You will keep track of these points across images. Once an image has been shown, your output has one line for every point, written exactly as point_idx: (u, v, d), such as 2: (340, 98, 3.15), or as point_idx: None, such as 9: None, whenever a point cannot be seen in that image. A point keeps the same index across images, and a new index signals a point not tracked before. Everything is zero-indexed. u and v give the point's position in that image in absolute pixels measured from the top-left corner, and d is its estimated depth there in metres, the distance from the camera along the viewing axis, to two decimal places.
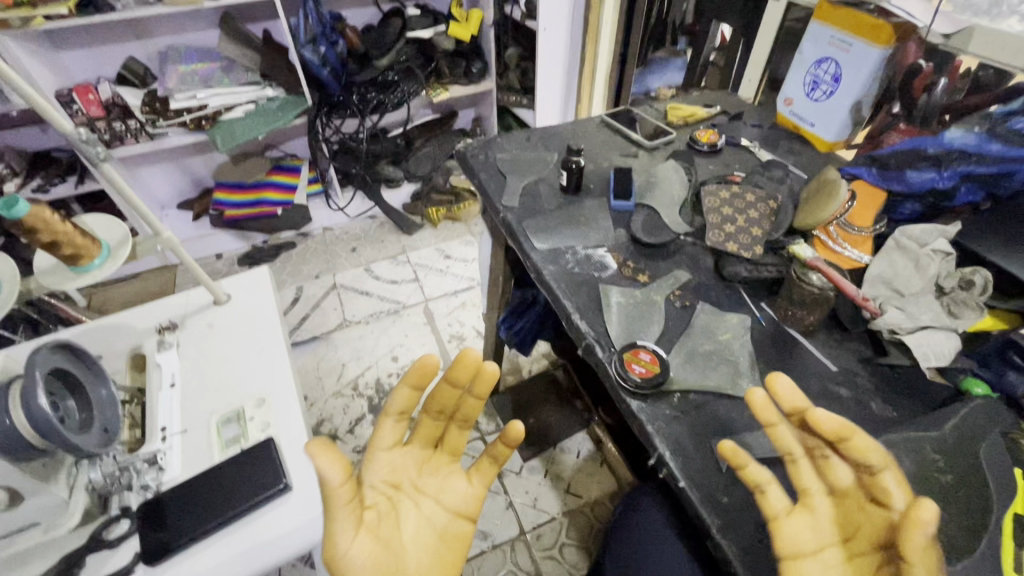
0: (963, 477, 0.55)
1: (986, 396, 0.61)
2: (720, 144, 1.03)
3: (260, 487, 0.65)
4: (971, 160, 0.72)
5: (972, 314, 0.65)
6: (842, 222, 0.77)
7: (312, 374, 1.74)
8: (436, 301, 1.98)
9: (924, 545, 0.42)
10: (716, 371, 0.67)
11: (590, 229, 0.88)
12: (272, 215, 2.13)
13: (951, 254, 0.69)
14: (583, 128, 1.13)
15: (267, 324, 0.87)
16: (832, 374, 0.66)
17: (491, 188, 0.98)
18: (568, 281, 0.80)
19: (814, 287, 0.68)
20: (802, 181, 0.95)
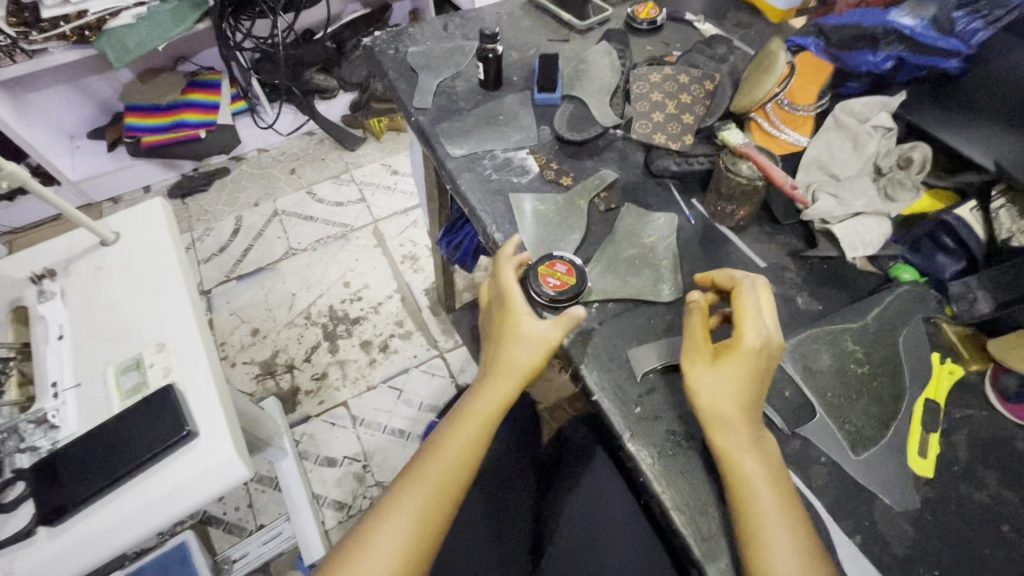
0: (880, 367, 0.54)
1: (914, 282, 0.59)
2: (660, 20, 0.91)
3: (160, 437, 0.61)
4: (909, 45, 0.65)
5: (908, 195, 0.60)
6: (781, 101, 0.68)
7: (262, 306, 1.68)
8: (386, 221, 1.87)
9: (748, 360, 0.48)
10: (639, 277, 0.62)
11: (511, 128, 0.78)
12: (196, 139, 1.92)
13: (892, 129, 0.62)
14: (508, 10, 0.98)
15: (161, 261, 0.78)
16: (759, 271, 0.62)
17: (403, 88, 0.86)
18: (484, 189, 0.72)
19: (742, 178, 0.61)
20: (746, 57, 0.85)
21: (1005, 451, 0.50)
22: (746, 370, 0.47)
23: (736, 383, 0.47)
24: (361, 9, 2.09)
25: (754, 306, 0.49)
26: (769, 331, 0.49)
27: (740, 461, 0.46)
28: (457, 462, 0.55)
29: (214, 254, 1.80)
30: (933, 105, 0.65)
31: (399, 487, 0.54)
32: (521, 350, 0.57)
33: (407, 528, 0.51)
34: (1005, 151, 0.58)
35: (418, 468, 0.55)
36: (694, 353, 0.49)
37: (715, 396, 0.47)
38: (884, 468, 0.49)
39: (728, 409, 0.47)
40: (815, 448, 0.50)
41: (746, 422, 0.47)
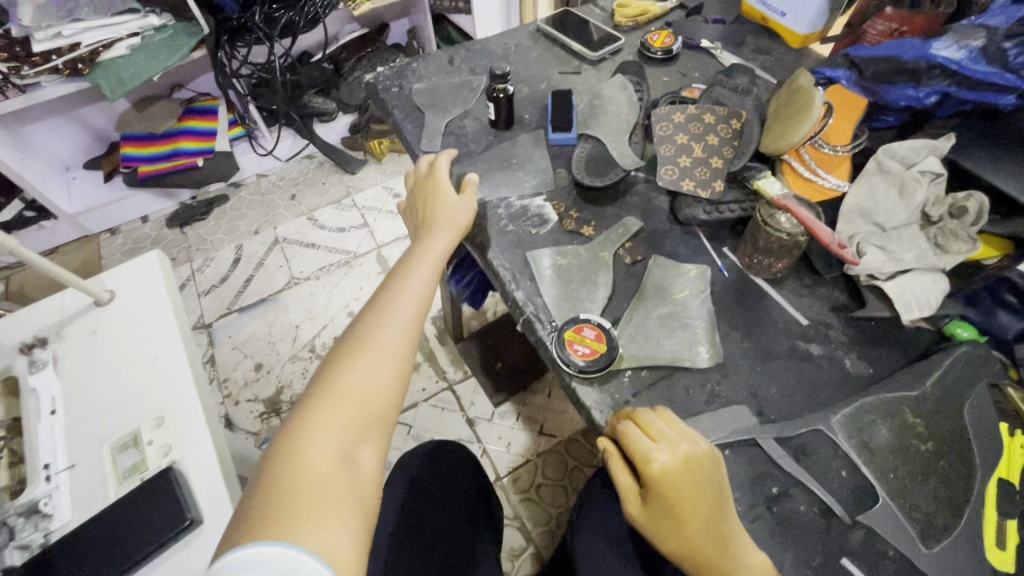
0: (944, 442, 0.49)
1: (973, 340, 0.54)
2: (676, 49, 0.87)
3: (161, 528, 0.57)
4: (953, 79, 0.61)
5: (963, 246, 0.56)
6: (816, 142, 0.65)
7: (265, 339, 1.63)
8: (389, 246, 1.83)
9: (670, 514, 0.44)
10: (672, 339, 0.58)
11: (526, 173, 0.74)
12: (193, 167, 1.87)
13: (941, 175, 0.58)
14: (516, 40, 0.94)
15: (158, 320, 0.74)
16: (801, 328, 0.58)
17: (409, 130, 0.82)
18: (500, 241, 0.68)
19: (783, 233, 0.57)
20: (769, 87, 0.81)
21: None
22: (675, 503, 0.44)
23: (674, 518, 0.44)
24: (359, 29, 2.06)
25: (647, 431, 0.47)
26: (662, 461, 0.44)
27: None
28: (408, 311, 0.57)
29: (214, 285, 1.76)
30: (983, 145, 0.60)
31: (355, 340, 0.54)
32: (440, 213, 0.66)
33: (373, 366, 0.52)
34: None
35: (371, 323, 0.55)
36: (627, 500, 0.46)
37: (662, 525, 0.44)
38: (959, 563, 0.44)
39: (694, 549, 0.44)
40: (881, 540, 0.46)
41: (717, 549, 0.43)
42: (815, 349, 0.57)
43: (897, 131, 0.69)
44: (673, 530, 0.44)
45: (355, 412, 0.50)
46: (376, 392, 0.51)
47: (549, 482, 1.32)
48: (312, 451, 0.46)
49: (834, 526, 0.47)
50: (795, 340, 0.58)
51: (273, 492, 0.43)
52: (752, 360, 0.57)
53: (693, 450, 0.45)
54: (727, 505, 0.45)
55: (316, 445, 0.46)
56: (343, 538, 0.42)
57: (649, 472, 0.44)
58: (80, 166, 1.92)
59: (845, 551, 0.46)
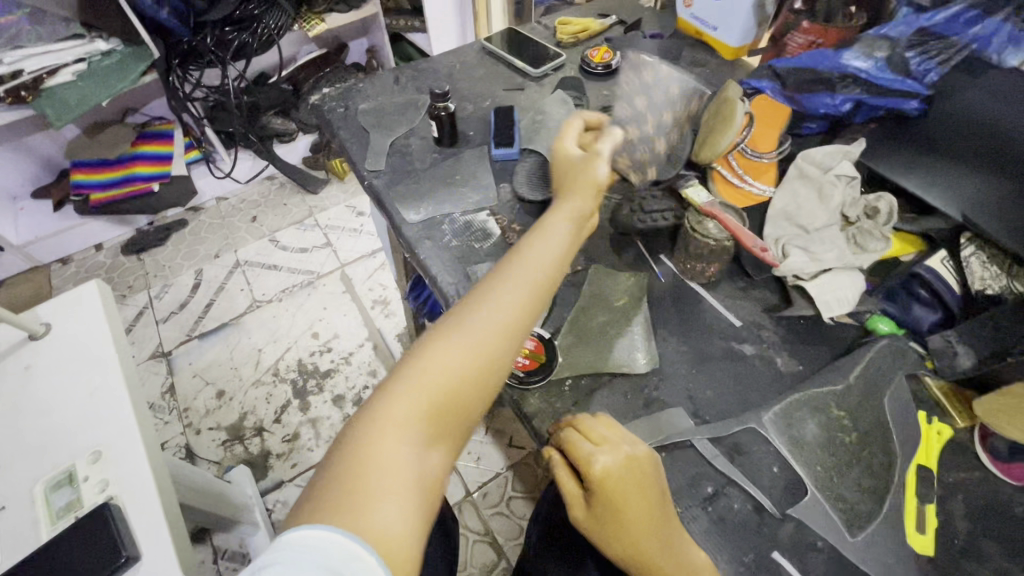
0: (867, 433, 0.51)
1: (891, 333, 0.56)
2: (615, 64, 0.90)
3: (95, 568, 0.55)
4: (864, 87, 0.66)
5: (879, 244, 0.59)
6: (742, 149, 0.68)
7: (227, 365, 1.60)
8: (353, 265, 1.82)
9: (613, 517, 0.44)
10: (611, 347, 0.59)
11: (469, 189, 0.75)
12: (148, 193, 1.83)
13: (855, 178, 0.63)
14: (461, 59, 0.96)
15: (98, 351, 0.72)
16: (735, 330, 0.60)
17: (355, 150, 0.82)
18: (445, 258, 0.68)
19: (711, 239, 0.59)
20: (704, 98, 0.84)
21: (1004, 517, 0.48)
22: (618, 505, 0.43)
23: (615, 519, 0.44)
24: (316, 50, 2.06)
25: (584, 435, 0.46)
26: (605, 464, 0.44)
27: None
28: (522, 286, 0.48)
29: (173, 312, 1.71)
30: (894, 148, 0.64)
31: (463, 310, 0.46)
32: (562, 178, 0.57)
33: (471, 349, 0.44)
34: (972, 199, 0.57)
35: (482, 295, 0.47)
36: (572, 503, 0.46)
37: (607, 525, 0.44)
38: (883, 549, 0.46)
39: (636, 550, 0.43)
40: (810, 531, 0.47)
41: (659, 551, 0.43)
42: (747, 349, 0.59)
43: (823, 136, 0.72)
44: (615, 533, 0.44)
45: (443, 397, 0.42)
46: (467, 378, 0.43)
47: (518, 495, 1.31)
48: (394, 435, 0.40)
49: (767, 522, 0.48)
50: (729, 342, 0.59)
51: (345, 470, 0.38)
52: (688, 364, 0.58)
53: (633, 451, 0.45)
54: (665, 505, 0.45)
55: (398, 427, 0.40)
56: (400, 523, 0.36)
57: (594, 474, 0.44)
58: (28, 196, 1.86)
59: (776, 545, 0.47)
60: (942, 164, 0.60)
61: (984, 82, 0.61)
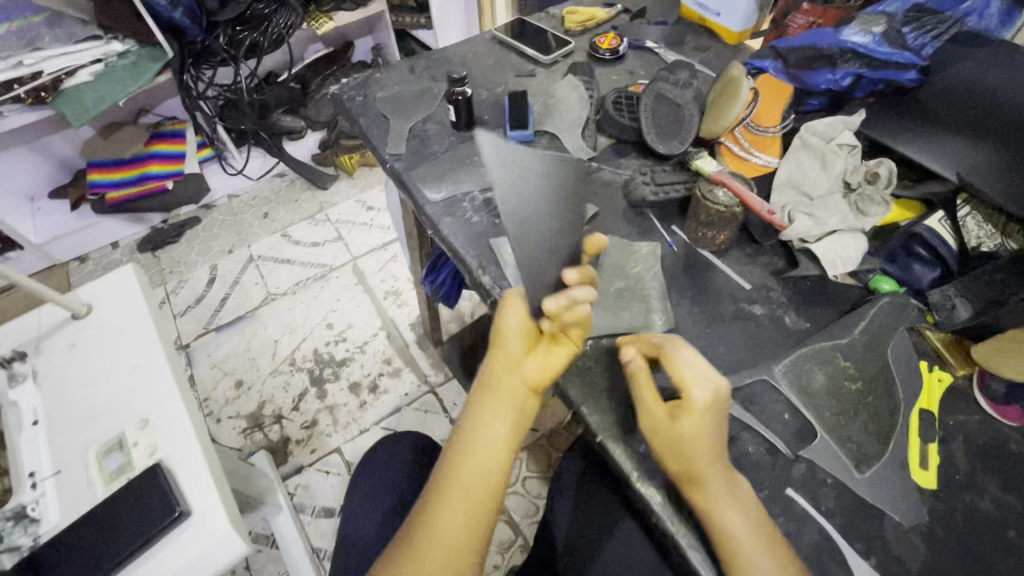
0: (872, 381, 0.55)
1: (893, 291, 0.60)
2: (622, 50, 0.93)
3: (150, 521, 0.59)
4: (862, 61, 0.69)
5: (879, 208, 0.63)
6: (748, 124, 0.72)
7: (244, 356, 1.63)
8: (364, 258, 1.85)
9: (700, 427, 0.47)
10: (629, 310, 0.62)
11: (487, 169, 0.79)
12: (162, 190, 1.88)
13: (856, 147, 0.66)
14: (474, 48, 1.00)
15: (137, 328, 0.75)
16: (745, 293, 0.64)
17: (375, 135, 0.86)
18: (467, 233, 0.72)
19: (720, 206, 0.63)
20: (709, 80, 0.88)
21: (1001, 454, 0.51)
22: (710, 423, 0.47)
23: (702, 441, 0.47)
24: (323, 49, 2.11)
25: (697, 361, 0.50)
26: (717, 385, 0.48)
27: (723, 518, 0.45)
28: (489, 443, 0.53)
29: (190, 306, 1.75)
30: (892, 118, 0.67)
31: (443, 479, 0.53)
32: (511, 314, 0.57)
33: (440, 545, 0.49)
34: (967, 162, 0.61)
35: (456, 461, 0.53)
36: (653, 406, 0.48)
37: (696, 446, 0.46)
38: (888, 484, 0.49)
39: (699, 462, 0.46)
40: (821, 470, 0.51)
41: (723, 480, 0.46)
42: (757, 310, 0.62)
43: (824, 113, 0.75)
44: (690, 441, 0.46)
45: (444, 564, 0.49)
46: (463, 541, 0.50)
47: (532, 474, 1.35)
48: None
49: (780, 462, 0.52)
50: (739, 303, 0.63)
51: None
52: (702, 324, 0.62)
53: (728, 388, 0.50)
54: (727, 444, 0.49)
55: None
56: None
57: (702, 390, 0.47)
58: (45, 196, 1.90)
59: (789, 483, 0.50)
60: (937, 132, 0.64)
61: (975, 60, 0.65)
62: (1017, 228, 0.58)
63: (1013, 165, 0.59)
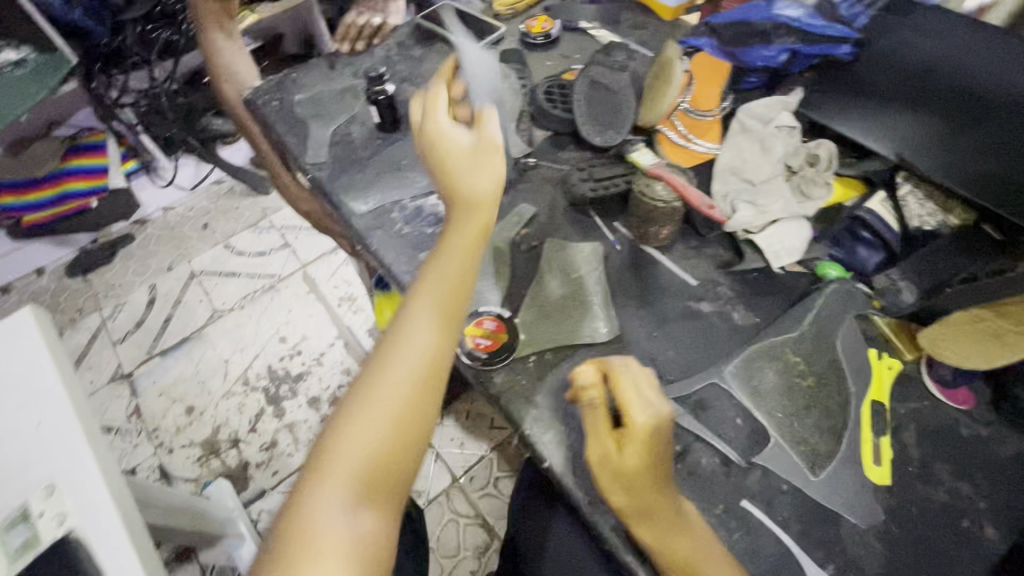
0: (823, 374, 0.53)
1: (840, 278, 0.58)
2: (555, 33, 0.88)
3: None
4: (796, 35, 0.66)
5: (822, 190, 0.61)
6: (685, 107, 0.68)
7: (193, 379, 1.54)
8: (314, 264, 1.76)
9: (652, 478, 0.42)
10: (573, 318, 0.59)
11: (417, 173, 0.73)
12: (87, 209, 1.74)
13: (795, 128, 0.64)
14: (399, 38, 0.92)
15: (37, 372, 0.63)
16: (692, 290, 0.61)
17: (294, 143, 0.79)
18: (397, 246, 0.67)
19: (660, 201, 0.59)
20: (647, 60, 0.84)
21: (952, 440, 0.50)
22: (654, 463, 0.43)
23: (639, 475, 0.42)
24: (252, 43, 1.86)
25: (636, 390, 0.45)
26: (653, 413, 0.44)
27: (676, 551, 0.42)
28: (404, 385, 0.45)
29: (130, 331, 1.63)
30: (830, 93, 0.65)
31: (356, 414, 0.44)
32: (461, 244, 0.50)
33: (393, 395, 0.45)
34: (904, 138, 0.60)
35: (377, 371, 0.45)
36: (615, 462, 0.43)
37: (625, 475, 0.42)
38: (843, 484, 0.48)
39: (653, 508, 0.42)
40: (776, 476, 0.49)
41: (668, 512, 0.42)
42: (705, 307, 0.59)
43: (766, 89, 0.71)
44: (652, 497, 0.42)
45: (349, 551, 0.40)
46: (377, 519, 0.42)
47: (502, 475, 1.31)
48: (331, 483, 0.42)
49: (734, 472, 0.49)
50: (686, 301, 0.60)
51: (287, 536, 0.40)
52: (649, 327, 0.58)
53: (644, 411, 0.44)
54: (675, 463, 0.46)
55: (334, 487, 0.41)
56: None
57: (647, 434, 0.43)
58: None
59: (744, 494, 0.48)
60: (872, 107, 0.62)
61: (924, 23, 0.61)
62: (957, 204, 0.58)
63: (948, 137, 0.57)
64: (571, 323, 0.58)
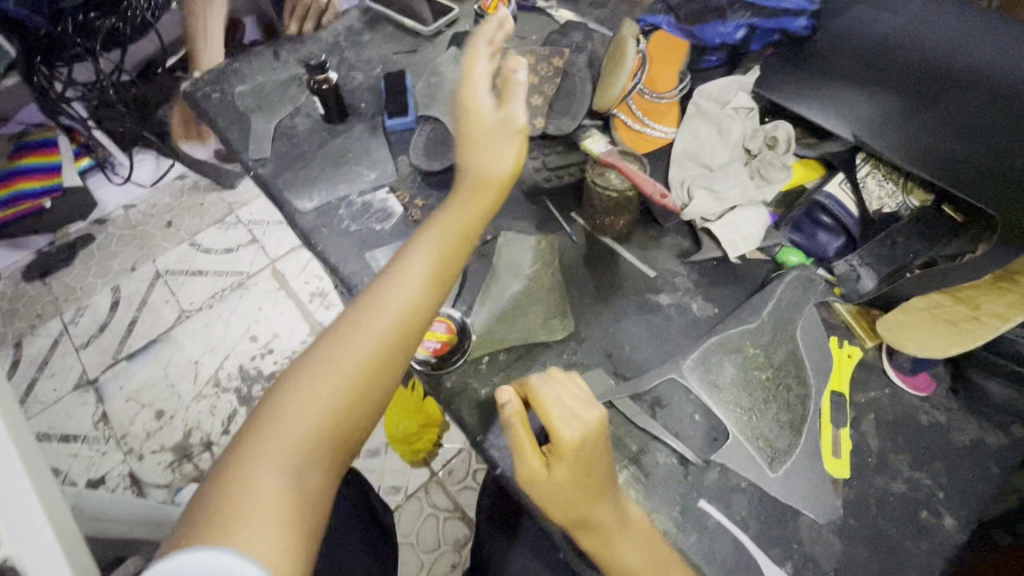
0: (782, 367, 0.51)
1: (801, 264, 0.56)
2: (511, 13, 0.84)
3: None
4: (753, 9, 0.64)
5: (780, 173, 0.59)
6: (641, 90, 0.65)
7: (162, 383, 1.50)
8: (284, 260, 1.70)
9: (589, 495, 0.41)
10: (526, 316, 0.56)
11: (365, 166, 0.70)
12: (40, 210, 1.64)
13: (752, 109, 0.62)
14: (348, 22, 0.87)
15: None
16: (650, 282, 0.58)
17: (235, 138, 0.75)
18: (344, 246, 0.64)
19: (612, 191, 0.56)
20: (606, 41, 0.80)
21: (912, 429, 0.49)
22: (591, 478, 0.41)
23: (576, 492, 0.41)
24: None
25: (562, 399, 0.43)
26: (581, 423, 0.42)
27: (621, 559, 0.41)
28: (369, 352, 0.43)
29: (94, 335, 1.58)
30: (786, 71, 0.62)
31: (315, 363, 0.42)
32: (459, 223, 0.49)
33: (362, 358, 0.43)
34: (862, 118, 0.57)
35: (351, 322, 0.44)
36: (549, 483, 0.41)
37: (558, 492, 0.41)
38: (800, 480, 0.47)
39: (598, 522, 0.41)
40: (733, 474, 0.47)
41: (611, 520, 0.41)
42: (663, 300, 0.57)
43: (724, 68, 0.69)
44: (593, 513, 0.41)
45: (286, 508, 0.36)
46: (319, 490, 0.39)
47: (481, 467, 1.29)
48: (275, 439, 0.38)
49: (691, 473, 0.47)
50: (644, 294, 0.58)
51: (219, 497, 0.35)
52: (605, 322, 0.56)
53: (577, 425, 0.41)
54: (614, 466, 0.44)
55: (278, 447, 0.38)
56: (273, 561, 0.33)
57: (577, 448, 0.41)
58: None
59: (701, 494, 0.47)
60: (829, 88, 0.59)
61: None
62: (916, 184, 0.56)
63: (906, 115, 0.54)
64: (526, 320, 0.56)
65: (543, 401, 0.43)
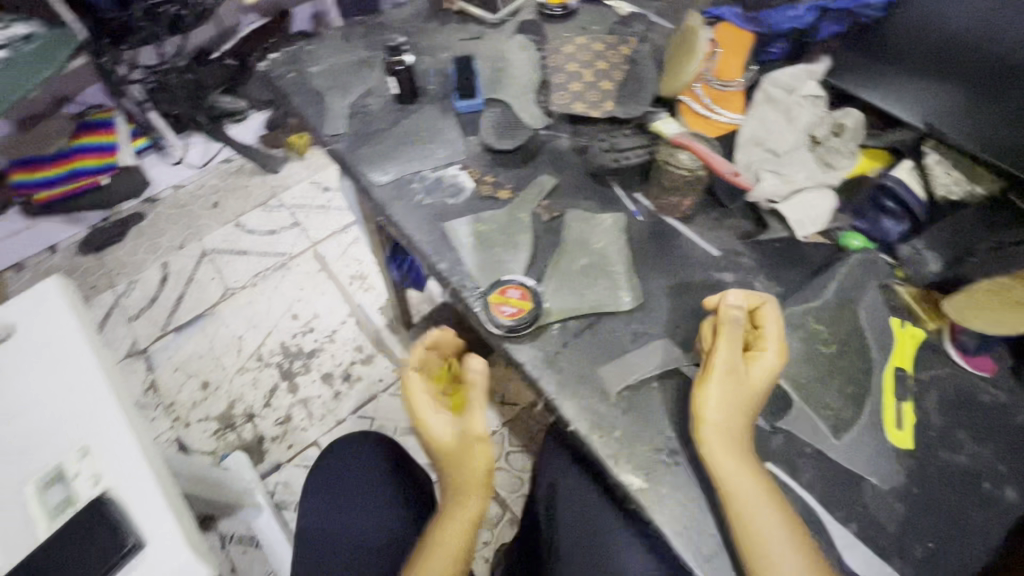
0: (845, 343, 0.53)
1: (864, 248, 0.58)
2: (573, 4, 0.87)
3: (101, 558, 0.50)
4: None
5: (846, 159, 0.61)
6: (709, 79, 0.68)
7: (207, 356, 1.55)
8: (325, 243, 1.74)
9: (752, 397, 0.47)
10: (595, 287, 0.59)
11: (437, 144, 0.73)
12: (97, 186, 1.73)
13: (820, 97, 0.64)
14: (415, 10, 0.91)
15: (66, 341, 0.60)
16: (715, 260, 0.61)
17: (312, 115, 0.79)
18: (418, 217, 0.67)
19: (683, 169, 0.61)
20: (667, 32, 0.82)
21: (974, 406, 0.51)
22: (757, 400, 0.48)
23: (748, 396, 0.47)
24: (260, 20, 1.85)
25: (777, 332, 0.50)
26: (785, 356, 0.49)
27: (735, 483, 0.45)
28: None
29: (144, 308, 1.63)
30: (853, 65, 0.66)
31: None
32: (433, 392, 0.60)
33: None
34: (932, 108, 0.61)
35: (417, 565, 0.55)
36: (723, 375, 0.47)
37: (728, 419, 0.47)
38: (864, 448, 0.49)
39: (737, 433, 0.47)
40: (798, 440, 0.49)
41: (746, 441, 0.47)
42: (727, 277, 0.60)
43: (787, 61, 0.70)
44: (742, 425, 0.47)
45: None
46: None
47: None
48: None
49: (757, 436, 0.50)
50: (709, 272, 0.60)
51: None
52: (671, 296, 0.59)
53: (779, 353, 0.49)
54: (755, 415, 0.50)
55: None
56: None
57: (773, 368, 0.48)
58: None
59: (768, 456, 0.49)
60: (897, 78, 0.63)
61: None
62: (986, 171, 0.57)
63: (975, 106, 0.57)
64: (594, 292, 0.59)
65: (769, 322, 0.50)
